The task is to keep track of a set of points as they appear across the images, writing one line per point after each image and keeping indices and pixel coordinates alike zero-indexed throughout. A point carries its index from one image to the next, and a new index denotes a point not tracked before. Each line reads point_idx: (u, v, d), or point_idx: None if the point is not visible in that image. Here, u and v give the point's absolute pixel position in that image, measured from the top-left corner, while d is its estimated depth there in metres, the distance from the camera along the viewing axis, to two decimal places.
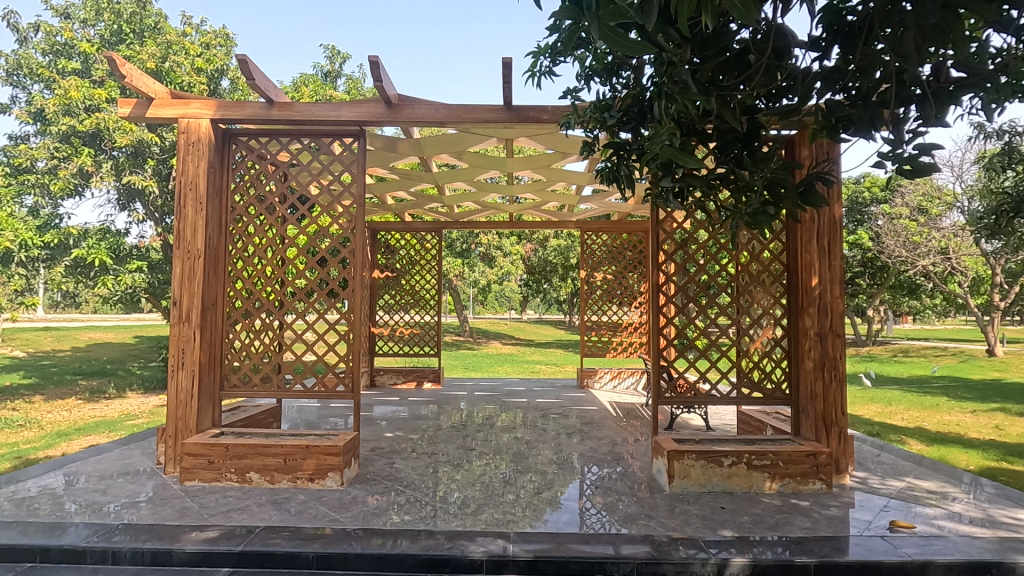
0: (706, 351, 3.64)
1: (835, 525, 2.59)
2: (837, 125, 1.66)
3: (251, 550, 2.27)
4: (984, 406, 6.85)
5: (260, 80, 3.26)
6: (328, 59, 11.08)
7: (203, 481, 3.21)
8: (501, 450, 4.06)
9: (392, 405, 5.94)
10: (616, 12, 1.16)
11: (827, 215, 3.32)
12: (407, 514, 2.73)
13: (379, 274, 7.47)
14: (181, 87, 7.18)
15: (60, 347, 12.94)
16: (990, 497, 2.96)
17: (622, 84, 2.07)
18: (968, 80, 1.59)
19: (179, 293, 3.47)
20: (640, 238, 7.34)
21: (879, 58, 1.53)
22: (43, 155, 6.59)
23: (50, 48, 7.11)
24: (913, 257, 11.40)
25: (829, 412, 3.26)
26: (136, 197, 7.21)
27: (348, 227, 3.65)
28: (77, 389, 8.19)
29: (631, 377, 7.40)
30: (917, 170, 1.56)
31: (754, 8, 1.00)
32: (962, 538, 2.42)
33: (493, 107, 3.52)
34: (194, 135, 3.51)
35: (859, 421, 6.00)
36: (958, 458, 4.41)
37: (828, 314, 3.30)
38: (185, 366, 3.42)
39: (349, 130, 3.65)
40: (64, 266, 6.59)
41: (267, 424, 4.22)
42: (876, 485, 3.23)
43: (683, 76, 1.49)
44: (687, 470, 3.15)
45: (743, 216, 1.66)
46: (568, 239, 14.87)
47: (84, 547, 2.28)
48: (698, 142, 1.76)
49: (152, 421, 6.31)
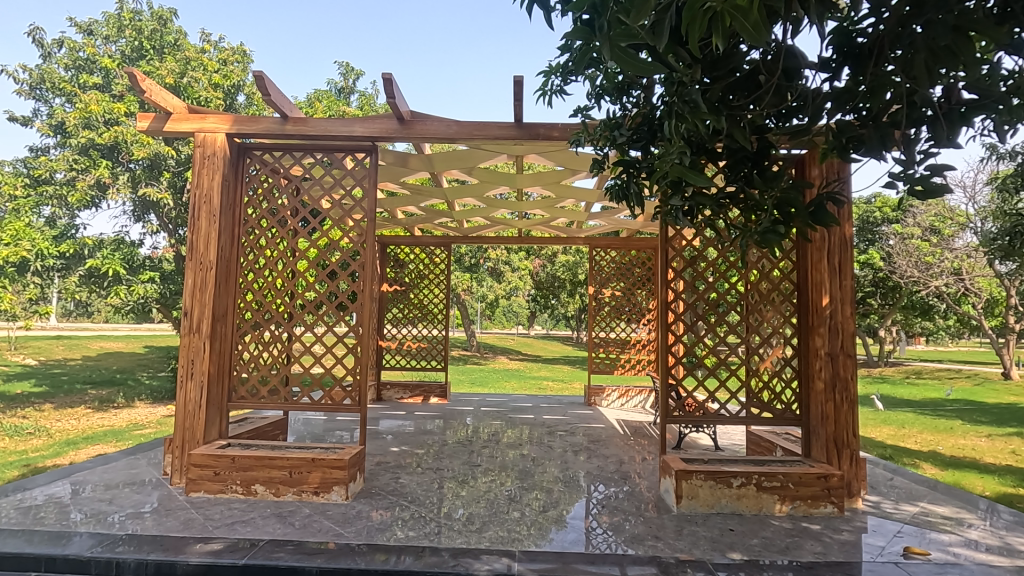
0: (714, 370, 3.57)
1: (846, 551, 2.54)
2: (847, 145, 1.65)
3: (255, 563, 2.25)
4: (999, 430, 6.70)
5: (276, 95, 3.29)
6: (341, 75, 11.34)
7: (209, 492, 3.21)
8: (507, 466, 4.05)
9: (398, 419, 5.92)
10: (627, 34, 1.18)
11: (837, 234, 3.30)
12: (411, 530, 2.71)
13: (387, 288, 7.51)
14: (198, 103, 7.35)
15: (72, 356, 13.08)
16: (1008, 525, 2.89)
17: (632, 102, 2.10)
18: (980, 102, 1.57)
19: (190, 303, 3.48)
20: (649, 255, 7.33)
21: (889, 79, 1.49)
22: (62, 167, 6.73)
23: (72, 63, 7.31)
24: (925, 277, 11.26)
25: (841, 434, 3.21)
26: (151, 208, 7.26)
27: (359, 241, 3.68)
28: (85, 398, 8.25)
29: (639, 395, 7.33)
30: (929, 191, 1.54)
31: (765, 31, 1.01)
32: (979, 566, 2.35)
33: (504, 125, 3.56)
34: (209, 148, 3.55)
35: (872, 444, 5.89)
36: (973, 483, 4.32)
37: (839, 334, 3.26)
38: (193, 377, 3.43)
39: (362, 146, 3.69)
40: (78, 276, 6.72)
41: (273, 436, 4.25)
42: (889, 510, 3.17)
43: (693, 95, 1.47)
44: (695, 491, 3.11)
45: (754, 234, 1.63)
46: (577, 255, 15.01)
47: (88, 557, 2.27)
48: (708, 160, 1.74)
49: (160, 431, 6.32)
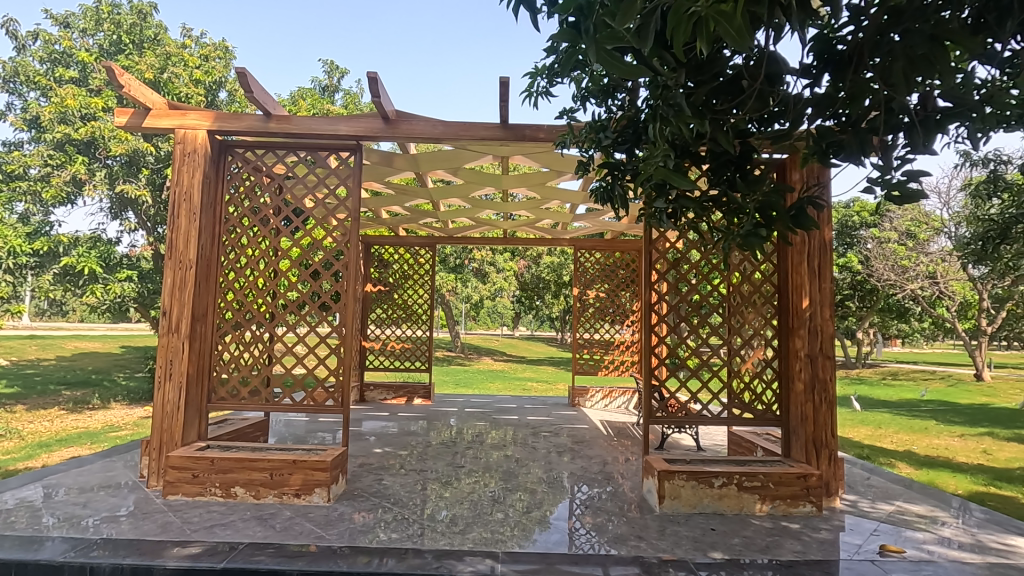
0: (697, 371, 3.60)
1: (825, 549, 2.58)
2: (827, 150, 1.66)
3: (233, 566, 2.22)
4: (972, 430, 6.88)
5: (259, 93, 3.25)
6: (326, 73, 11.27)
7: (186, 495, 3.16)
8: (491, 467, 4.05)
9: (382, 420, 5.87)
10: (613, 36, 1.19)
11: (817, 238, 3.37)
12: (394, 532, 2.70)
13: (371, 288, 7.45)
14: (179, 99, 7.26)
15: (45, 356, 12.78)
16: (979, 522, 2.96)
17: (617, 105, 2.10)
18: (955, 110, 1.59)
19: (168, 303, 3.42)
20: (633, 257, 7.39)
21: (868, 86, 1.52)
22: (37, 162, 6.54)
23: (48, 55, 7.15)
24: (901, 281, 11.51)
25: (820, 434, 3.27)
26: (129, 206, 7.13)
27: (342, 240, 3.64)
28: (59, 399, 8.05)
29: (623, 396, 7.38)
30: (906, 197, 1.57)
31: (747, 37, 1.03)
32: (952, 563, 2.41)
33: (489, 125, 3.56)
34: (190, 145, 3.50)
35: (850, 443, 6.01)
36: (946, 482, 4.43)
37: (818, 336, 3.32)
38: (172, 378, 3.37)
39: (346, 144, 3.66)
40: (52, 274, 6.56)
41: (253, 437, 4.18)
42: (866, 509, 3.23)
43: (678, 98, 1.49)
44: (677, 491, 3.14)
45: (736, 237, 1.65)
46: (562, 257, 15.10)
47: (60, 562, 2.21)
48: (691, 164, 1.75)
49: (136, 432, 6.19)
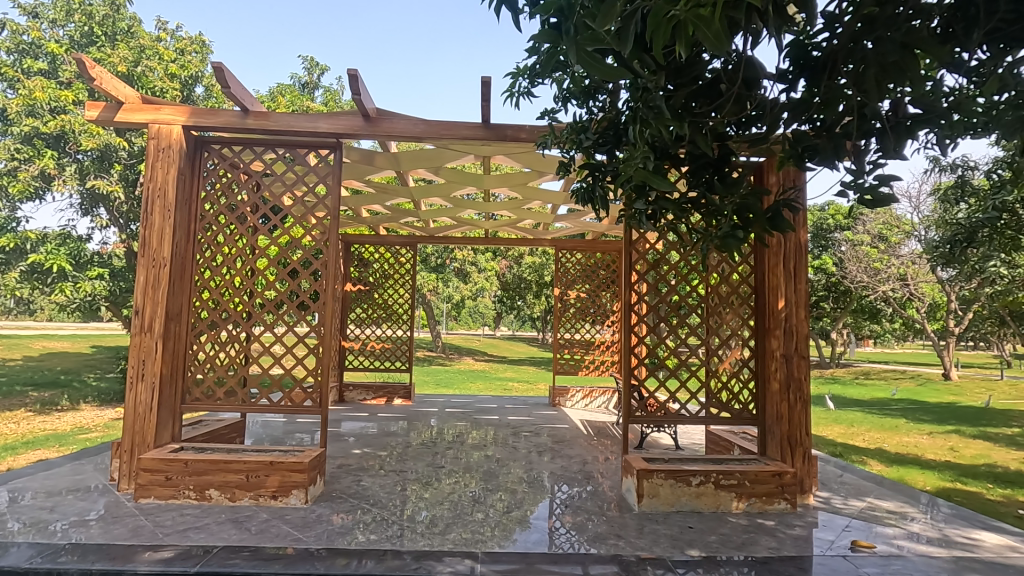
0: (675, 371, 3.64)
1: (799, 545, 2.63)
2: (803, 154, 1.69)
3: (207, 570, 2.18)
4: (940, 428, 7.08)
5: (236, 88, 3.20)
6: (306, 70, 11.14)
7: (159, 497, 3.09)
8: (471, 467, 4.04)
9: (361, 421, 5.81)
10: (594, 38, 1.19)
11: (793, 240, 3.41)
12: (373, 533, 2.67)
13: (350, 287, 7.37)
14: (153, 93, 7.12)
15: (11, 356, 12.39)
16: (946, 517, 3.05)
17: (598, 107, 2.10)
18: (925, 116, 1.64)
19: (142, 301, 3.34)
20: (614, 258, 7.44)
21: (842, 92, 1.58)
22: (2, 156, 6.30)
23: (14, 46, 6.88)
24: (873, 282, 11.79)
25: (795, 433, 3.32)
26: (100, 202, 6.94)
27: (321, 239, 3.59)
28: (26, 401, 7.81)
29: (603, 395, 7.43)
30: (877, 201, 1.61)
31: (726, 41, 1.04)
32: (920, 557, 2.48)
33: (471, 125, 3.55)
34: (164, 140, 3.42)
35: (823, 441, 6.14)
36: (915, 479, 4.55)
37: (793, 337, 3.38)
38: (145, 378, 3.29)
39: (326, 142, 3.61)
40: (19, 271, 6.36)
41: (229, 438, 4.11)
42: (838, 505, 3.30)
43: (658, 101, 1.51)
44: (655, 489, 3.17)
45: (715, 238, 1.68)
46: (543, 257, 15.14)
47: (26, 568, 2.15)
48: (671, 165, 1.78)
49: (107, 434, 6.04)
